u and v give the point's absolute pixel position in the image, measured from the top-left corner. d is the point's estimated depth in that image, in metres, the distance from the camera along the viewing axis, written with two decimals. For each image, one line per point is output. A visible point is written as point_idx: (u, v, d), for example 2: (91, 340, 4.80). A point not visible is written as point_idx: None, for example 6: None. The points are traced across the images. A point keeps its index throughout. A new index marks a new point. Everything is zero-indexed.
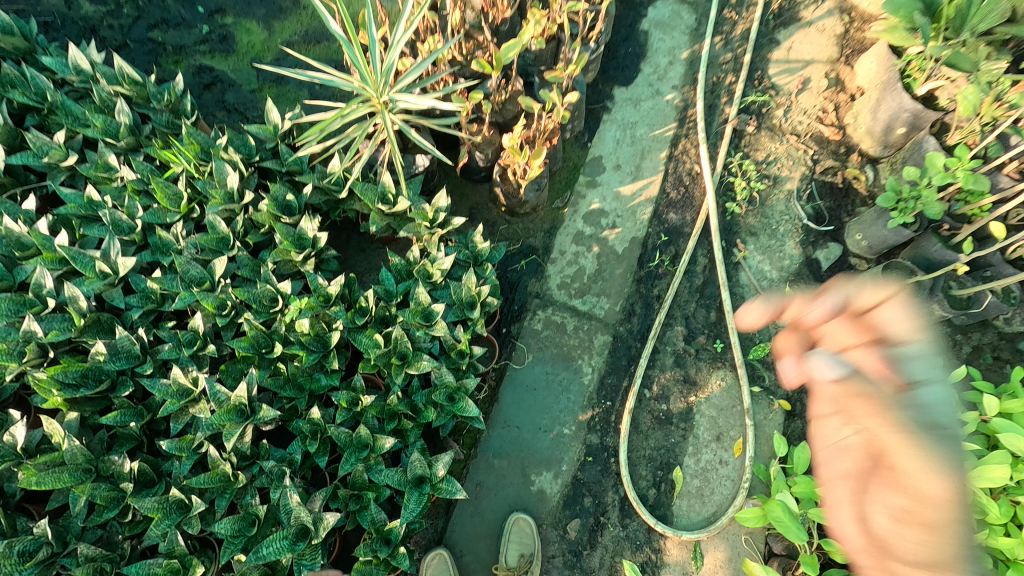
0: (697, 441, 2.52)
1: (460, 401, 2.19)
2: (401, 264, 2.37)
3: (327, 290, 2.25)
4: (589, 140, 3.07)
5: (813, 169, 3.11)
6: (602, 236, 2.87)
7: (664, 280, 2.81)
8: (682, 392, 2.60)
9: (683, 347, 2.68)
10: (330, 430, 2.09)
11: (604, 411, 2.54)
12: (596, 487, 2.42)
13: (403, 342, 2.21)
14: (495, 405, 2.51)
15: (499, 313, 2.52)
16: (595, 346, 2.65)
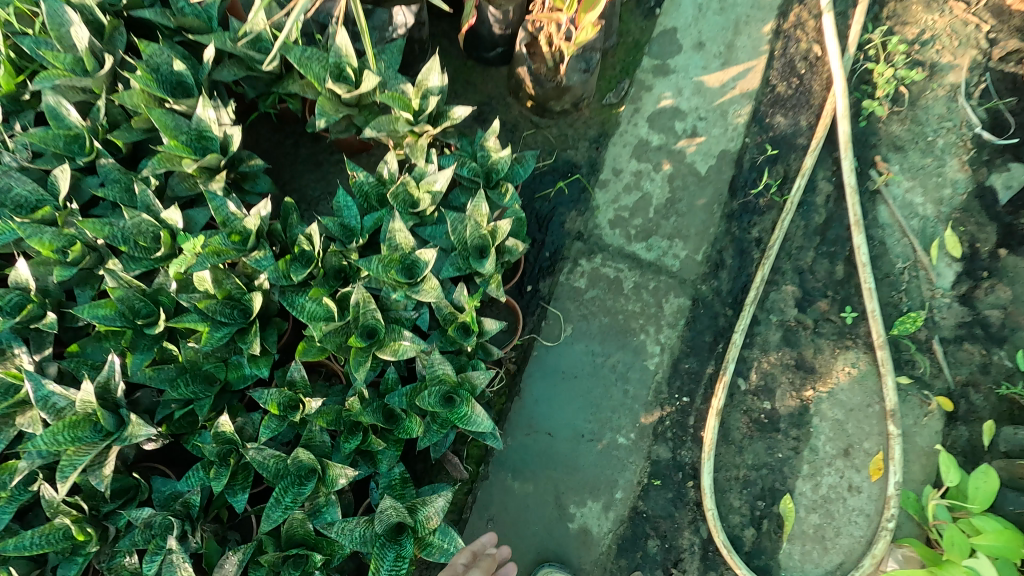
0: (815, 457, 1.69)
1: (462, 407, 1.37)
2: (369, 183, 1.49)
3: (244, 225, 1.37)
4: (656, 5, 2.05)
5: (990, 53, 2.07)
6: (676, 148, 1.92)
7: (766, 216, 1.88)
8: (793, 384, 1.75)
9: (794, 317, 1.80)
10: (250, 454, 1.28)
11: (678, 412, 1.70)
12: (667, 525, 1.63)
13: (369, 312, 1.36)
14: (515, 401, 1.68)
15: (523, 265, 1.65)
16: (665, 315, 1.77)
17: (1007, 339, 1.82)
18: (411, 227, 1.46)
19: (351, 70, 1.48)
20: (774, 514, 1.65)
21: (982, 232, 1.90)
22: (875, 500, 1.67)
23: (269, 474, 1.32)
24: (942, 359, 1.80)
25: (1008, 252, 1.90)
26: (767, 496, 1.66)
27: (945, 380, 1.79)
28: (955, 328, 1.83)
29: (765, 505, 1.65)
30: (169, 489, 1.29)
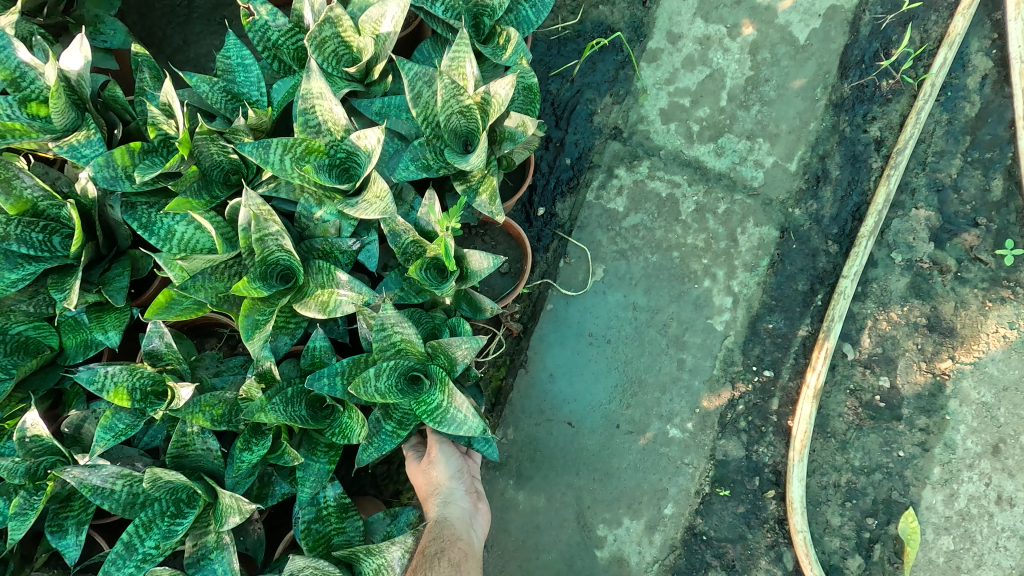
0: (950, 457, 1.17)
1: (434, 396, 0.83)
2: (277, 27, 0.89)
3: (48, 86, 0.79)
4: None
5: None
6: (762, 3, 1.28)
7: (894, 106, 1.26)
8: (922, 353, 1.20)
9: (927, 256, 1.23)
10: (73, 476, 0.76)
11: (756, 391, 1.17)
12: (736, 553, 1.13)
13: (271, 238, 0.79)
14: (521, 375, 1.17)
15: (534, 171, 1.07)
16: (741, 251, 1.20)
17: None
18: (348, 98, 0.88)
19: None
20: (888, 537, 1.15)
21: None
22: None
23: (118, 505, 0.80)
24: None
25: None
26: (880, 512, 1.16)
27: None
28: None
29: (876, 525, 1.16)
30: None
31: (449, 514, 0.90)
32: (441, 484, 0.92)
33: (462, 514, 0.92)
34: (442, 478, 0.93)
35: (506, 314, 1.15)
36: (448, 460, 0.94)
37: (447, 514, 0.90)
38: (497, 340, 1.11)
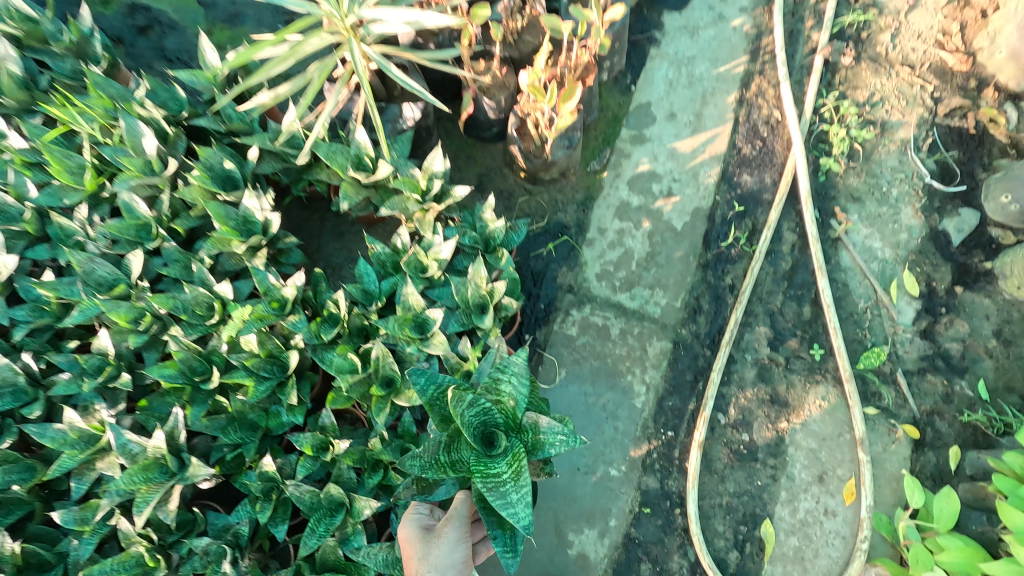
0: (792, 484, 1.86)
1: (499, 463, 1.26)
2: (384, 253, 1.75)
3: (283, 294, 1.64)
4: (632, 82, 2.35)
5: (935, 110, 2.35)
6: (655, 207, 2.17)
7: (738, 264, 2.10)
8: (768, 418, 1.92)
9: (767, 355, 2.00)
10: (288, 490, 1.50)
11: (664, 445, 1.89)
12: (658, 550, 1.79)
13: (387, 364, 1.59)
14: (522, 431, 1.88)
15: (519, 317, 1.88)
16: (650, 356, 1.98)
17: (966, 369, 2.02)
18: (421, 290, 1.71)
19: (369, 159, 1.76)
20: (756, 538, 1.81)
21: (937, 272, 2.12)
22: (847, 523, 1.82)
23: (305, 506, 1.53)
24: (906, 390, 1.98)
25: (961, 288, 2.12)
26: (749, 522, 1.83)
27: (910, 410, 1.95)
28: (917, 360, 2.01)
29: (747, 529, 1.82)
30: (221, 522, 1.53)
31: None
32: (438, 561, 1.31)
33: None
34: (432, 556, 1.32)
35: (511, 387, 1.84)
36: (449, 545, 1.34)
37: None
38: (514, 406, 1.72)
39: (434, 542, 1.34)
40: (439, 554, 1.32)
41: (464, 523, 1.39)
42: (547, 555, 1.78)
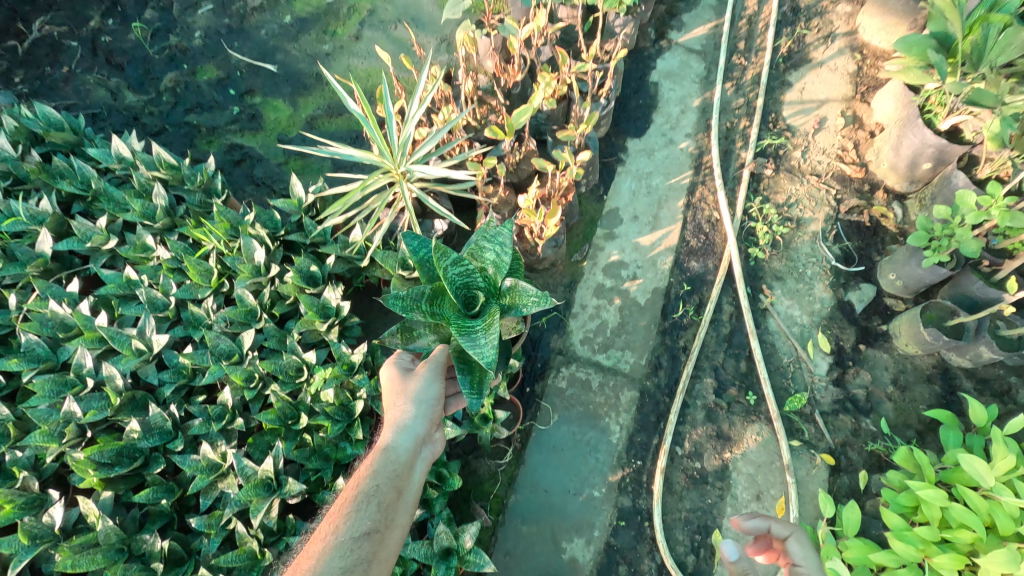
0: (735, 501, 2.40)
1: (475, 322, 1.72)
2: None
3: (351, 358, 2.28)
4: (605, 193, 3.09)
5: (838, 209, 3.06)
6: (624, 288, 2.84)
7: (688, 330, 2.74)
8: (716, 449, 2.49)
9: (714, 401, 2.59)
10: None
11: (635, 471, 2.45)
12: (632, 554, 2.32)
13: None
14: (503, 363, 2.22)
15: (521, 373, 2.49)
16: (622, 403, 2.58)
17: (871, 409, 2.58)
18: None
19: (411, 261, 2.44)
20: (709, 544, 2.34)
21: (844, 334, 2.74)
22: None
23: None
24: (823, 426, 2.55)
25: (864, 346, 2.72)
26: (702, 531, 2.36)
27: (827, 441, 2.52)
28: (831, 403, 2.60)
29: (701, 537, 2.35)
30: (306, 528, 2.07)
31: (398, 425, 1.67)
32: (415, 391, 1.74)
33: (404, 427, 1.67)
34: (410, 392, 1.74)
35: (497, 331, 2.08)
36: (425, 383, 1.76)
37: (398, 426, 1.66)
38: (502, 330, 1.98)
39: (411, 383, 1.75)
40: (416, 384, 1.75)
41: (440, 366, 1.80)
42: (547, 559, 2.30)
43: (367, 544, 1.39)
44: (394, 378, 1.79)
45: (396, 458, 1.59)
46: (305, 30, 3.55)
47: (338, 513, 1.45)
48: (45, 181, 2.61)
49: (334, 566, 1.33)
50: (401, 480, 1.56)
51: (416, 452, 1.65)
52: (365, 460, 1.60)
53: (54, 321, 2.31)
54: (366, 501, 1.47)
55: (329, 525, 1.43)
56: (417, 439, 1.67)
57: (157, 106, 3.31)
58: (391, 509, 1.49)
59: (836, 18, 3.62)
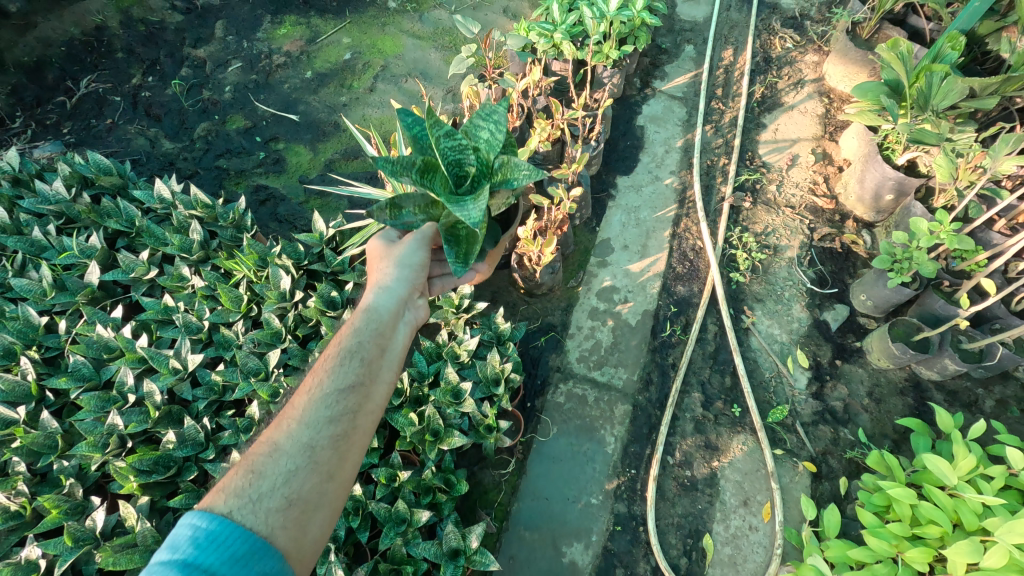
0: (724, 506, 2.57)
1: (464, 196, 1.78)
2: (431, 346, 2.63)
3: None
4: (597, 225, 3.38)
5: (812, 237, 3.34)
6: (616, 310, 3.09)
7: (676, 349, 2.97)
8: (705, 458, 2.68)
9: (702, 413, 2.79)
10: (371, 505, 2.25)
11: (629, 479, 2.63)
12: (628, 558, 2.47)
13: (435, 420, 2.41)
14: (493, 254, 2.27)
15: (522, 388, 2.71)
16: (617, 416, 2.79)
17: (849, 420, 2.77)
18: (456, 369, 2.58)
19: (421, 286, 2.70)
20: (700, 547, 2.49)
21: (821, 350, 2.97)
22: (765, 535, 2.50)
23: (382, 517, 2.25)
24: (804, 436, 2.74)
25: (841, 362, 2.93)
26: (694, 535, 2.52)
27: (808, 450, 2.70)
28: (811, 414, 2.79)
29: (693, 541, 2.50)
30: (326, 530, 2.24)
31: (380, 288, 1.76)
32: (399, 257, 1.84)
33: (386, 288, 1.76)
34: (393, 259, 1.84)
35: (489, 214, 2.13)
36: (411, 248, 1.87)
37: (380, 288, 1.76)
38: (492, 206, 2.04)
39: (393, 252, 1.85)
40: (400, 250, 1.85)
41: (426, 237, 1.91)
42: (550, 563, 2.44)
43: (352, 395, 1.48)
44: (379, 250, 1.90)
45: (378, 316, 1.67)
46: (325, 84, 3.95)
47: (324, 368, 1.54)
48: (94, 220, 2.92)
49: (321, 415, 1.42)
50: (384, 339, 1.63)
51: (399, 312, 1.73)
52: (350, 321, 1.68)
53: (99, 344, 2.55)
54: (351, 358, 1.55)
55: (313, 378, 1.51)
56: (400, 301, 1.76)
57: (191, 152, 3.66)
58: (375, 364, 1.57)
59: (804, 68, 4.00)
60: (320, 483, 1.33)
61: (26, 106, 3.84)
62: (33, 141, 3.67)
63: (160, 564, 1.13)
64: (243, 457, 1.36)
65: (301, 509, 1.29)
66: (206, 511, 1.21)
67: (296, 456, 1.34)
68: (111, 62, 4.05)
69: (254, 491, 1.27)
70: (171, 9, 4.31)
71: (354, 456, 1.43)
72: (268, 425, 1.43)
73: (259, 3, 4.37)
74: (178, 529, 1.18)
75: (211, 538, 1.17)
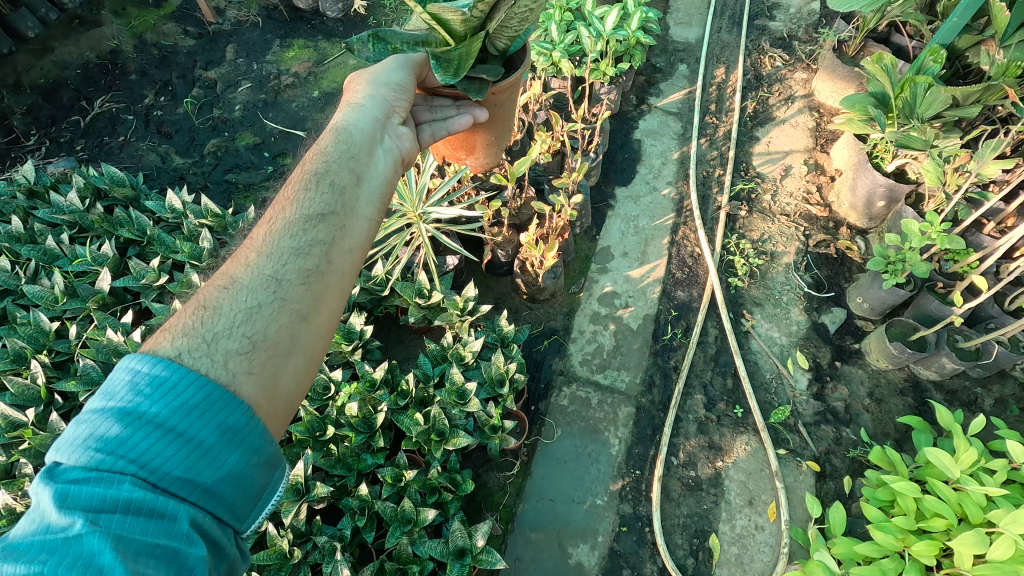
0: (729, 506, 2.58)
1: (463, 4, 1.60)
2: (436, 349, 2.67)
3: (373, 376, 2.54)
4: (597, 234, 3.46)
5: (807, 243, 3.41)
6: (617, 315, 3.14)
7: (678, 352, 3.01)
8: (709, 459, 2.69)
9: (705, 414, 2.81)
10: (377, 504, 2.25)
11: (634, 480, 2.64)
12: (635, 559, 2.46)
13: (440, 419, 2.42)
14: (495, 111, 2.10)
15: (526, 390, 2.74)
16: (620, 418, 2.81)
17: (851, 420, 2.80)
18: (461, 370, 2.61)
19: (426, 290, 2.74)
20: (707, 547, 2.49)
21: (820, 352, 3.01)
22: (771, 535, 2.50)
23: (388, 516, 2.25)
24: (807, 436, 2.76)
25: (840, 363, 2.97)
26: (700, 535, 2.52)
27: (811, 450, 2.72)
28: (813, 415, 2.82)
29: (699, 541, 2.50)
30: (332, 530, 2.23)
31: (353, 113, 1.72)
32: (377, 78, 1.76)
33: (360, 112, 1.72)
34: (367, 85, 1.76)
35: (490, 57, 1.92)
36: (393, 73, 1.77)
37: (352, 115, 1.72)
38: (491, 43, 1.86)
39: (368, 76, 1.77)
40: (376, 73, 1.77)
41: (413, 63, 1.81)
42: (555, 563, 2.44)
43: (323, 224, 1.53)
44: (356, 76, 1.82)
45: (351, 139, 1.67)
46: (331, 102, 4.08)
47: (289, 202, 1.57)
48: (106, 229, 3.00)
49: (286, 249, 1.46)
50: (356, 169, 1.64)
51: (375, 136, 1.71)
52: (317, 154, 1.68)
53: (108, 348, 2.57)
54: (316, 190, 1.58)
55: (280, 212, 1.56)
56: (375, 126, 1.72)
57: (201, 168, 3.77)
58: (348, 193, 1.61)
59: (794, 85, 4.15)
60: (285, 320, 1.37)
61: (41, 125, 3.95)
62: (47, 158, 3.78)
63: (96, 410, 1.11)
64: (200, 294, 1.40)
65: (267, 354, 1.31)
66: (149, 355, 1.20)
67: (258, 290, 1.38)
68: (124, 83, 4.18)
69: (211, 325, 1.30)
70: (184, 34, 4.47)
71: (326, 292, 1.46)
72: (232, 259, 1.46)
73: (269, 28, 4.54)
74: (116, 376, 1.16)
75: (156, 384, 1.17)
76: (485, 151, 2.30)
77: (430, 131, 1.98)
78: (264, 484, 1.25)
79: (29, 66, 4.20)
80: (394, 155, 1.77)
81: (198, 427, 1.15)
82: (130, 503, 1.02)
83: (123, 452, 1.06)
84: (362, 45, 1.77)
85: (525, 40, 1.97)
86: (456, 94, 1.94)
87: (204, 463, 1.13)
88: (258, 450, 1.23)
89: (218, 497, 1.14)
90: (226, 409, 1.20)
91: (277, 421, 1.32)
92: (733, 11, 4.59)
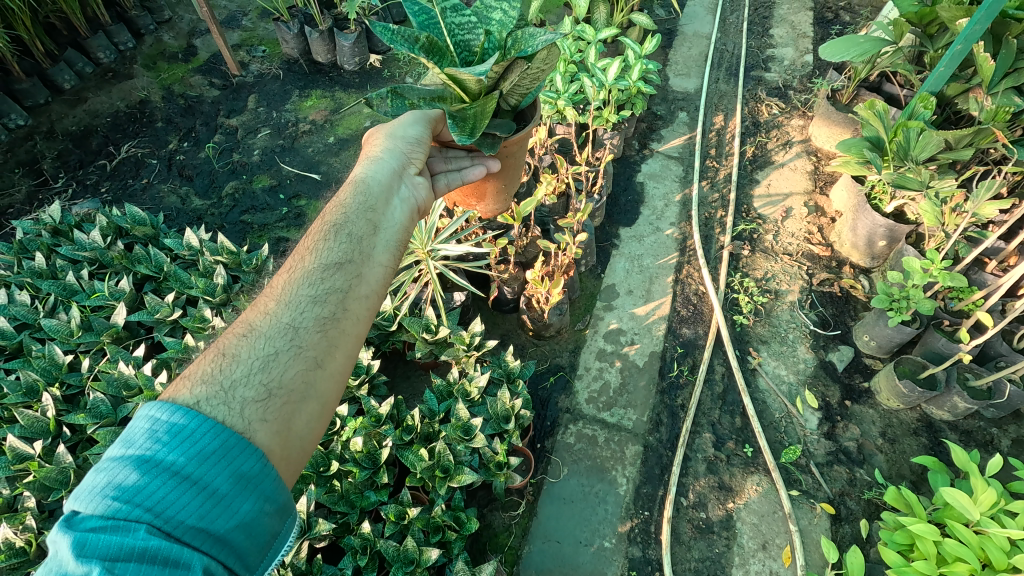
0: (742, 550, 2.49)
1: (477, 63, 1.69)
2: (442, 384, 2.68)
3: (379, 411, 2.53)
4: (602, 271, 3.52)
5: (811, 282, 3.44)
6: (623, 352, 3.14)
7: (685, 389, 2.99)
8: (719, 500, 2.63)
9: (714, 453, 2.77)
10: (379, 543, 2.20)
11: (643, 521, 2.57)
12: None
13: (446, 456, 2.39)
14: (506, 162, 2.19)
15: (532, 427, 2.71)
16: (628, 456, 2.76)
17: (864, 461, 2.74)
18: (466, 406, 2.60)
19: (433, 325, 2.79)
20: None
21: (829, 390, 2.98)
22: None
23: (390, 556, 2.18)
24: (820, 476, 2.70)
25: (850, 402, 2.93)
26: None
27: (825, 491, 2.66)
28: (825, 454, 2.77)
29: None
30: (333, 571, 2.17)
31: (371, 165, 1.81)
32: (395, 132, 1.86)
33: (378, 164, 1.81)
34: (385, 139, 1.86)
35: (502, 112, 2.05)
36: (411, 128, 1.87)
37: (369, 168, 1.81)
38: (504, 101, 1.99)
39: (387, 130, 1.89)
40: (394, 128, 1.88)
41: (430, 118, 1.91)
42: None
43: (339, 273, 1.58)
44: (374, 132, 1.94)
45: (369, 191, 1.76)
46: (346, 148, 4.26)
47: (309, 252, 1.64)
48: (125, 266, 3.09)
49: (304, 299, 1.51)
50: (373, 219, 1.72)
51: (392, 187, 1.80)
52: (337, 205, 1.76)
53: (119, 380, 2.60)
54: (335, 240, 1.65)
55: (299, 262, 1.62)
56: (392, 177, 1.81)
57: (218, 209, 3.91)
58: (365, 242, 1.68)
59: (791, 130, 4.30)
60: (301, 367, 1.40)
61: (69, 169, 4.13)
62: (73, 199, 3.94)
63: (114, 458, 1.14)
64: (220, 341, 1.45)
65: (283, 401, 1.34)
66: (168, 403, 1.23)
67: (276, 338, 1.42)
68: (150, 130, 4.40)
69: (229, 373, 1.34)
70: (209, 85, 4.73)
71: (341, 339, 1.50)
72: (251, 309, 1.52)
73: (289, 80, 4.81)
74: (135, 425, 1.19)
75: (174, 433, 1.19)
76: (496, 198, 2.39)
77: (445, 180, 2.08)
78: (275, 534, 1.26)
79: (62, 115, 4.44)
80: (410, 204, 1.86)
81: (213, 474, 1.17)
82: (146, 551, 1.02)
83: (139, 500, 1.08)
84: (381, 99, 1.83)
85: (535, 97, 2.09)
86: (471, 147, 2.05)
87: (218, 511, 1.15)
88: (271, 498, 1.25)
89: (230, 545, 1.15)
90: (241, 455, 1.22)
91: (289, 468, 1.34)
92: (730, 63, 4.83)
